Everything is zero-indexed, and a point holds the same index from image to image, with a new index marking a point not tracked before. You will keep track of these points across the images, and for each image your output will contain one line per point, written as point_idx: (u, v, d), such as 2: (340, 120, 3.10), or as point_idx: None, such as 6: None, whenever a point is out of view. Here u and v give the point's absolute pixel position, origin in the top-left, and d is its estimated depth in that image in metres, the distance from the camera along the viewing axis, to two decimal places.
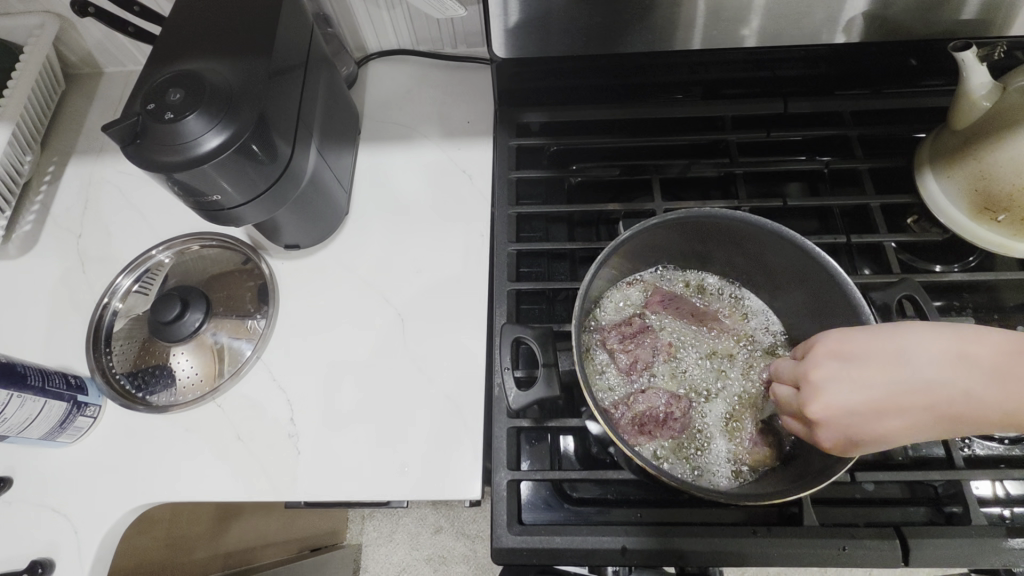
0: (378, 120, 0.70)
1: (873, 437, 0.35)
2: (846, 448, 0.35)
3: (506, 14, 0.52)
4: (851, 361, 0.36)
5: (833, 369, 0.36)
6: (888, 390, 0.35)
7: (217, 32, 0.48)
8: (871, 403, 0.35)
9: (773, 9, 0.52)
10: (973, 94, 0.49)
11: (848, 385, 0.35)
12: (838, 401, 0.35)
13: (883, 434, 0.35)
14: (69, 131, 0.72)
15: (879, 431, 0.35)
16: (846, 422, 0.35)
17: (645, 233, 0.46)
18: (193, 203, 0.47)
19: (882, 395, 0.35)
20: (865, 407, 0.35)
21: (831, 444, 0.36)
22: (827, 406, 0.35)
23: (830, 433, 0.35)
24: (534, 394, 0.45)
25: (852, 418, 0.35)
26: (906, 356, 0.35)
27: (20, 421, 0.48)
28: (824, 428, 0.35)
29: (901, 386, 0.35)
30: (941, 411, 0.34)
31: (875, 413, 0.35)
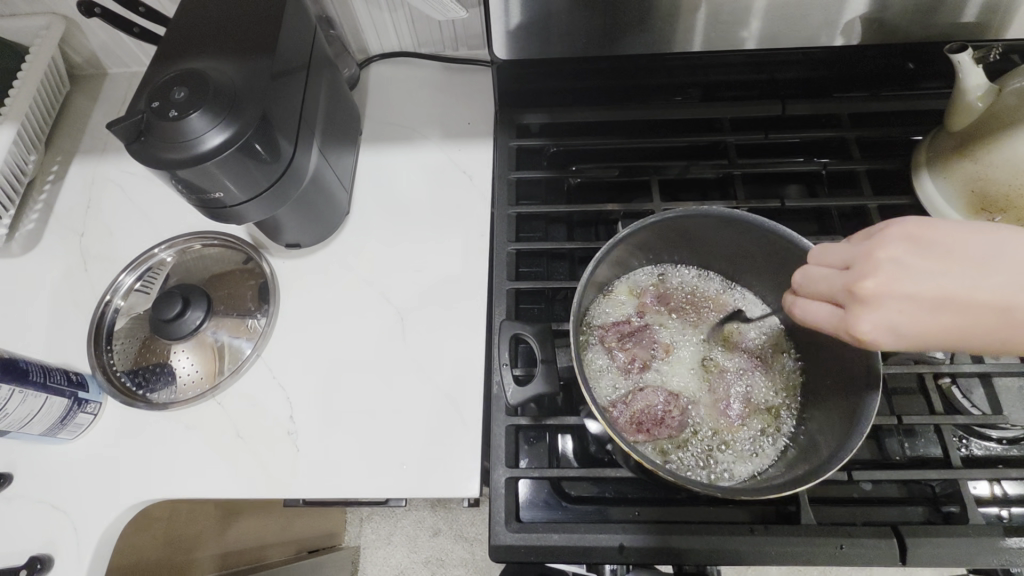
0: (380, 121, 0.71)
1: (913, 328, 0.35)
2: (881, 336, 0.36)
3: (508, 15, 0.53)
4: (918, 255, 0.36)
5: (900, 256, 0.36)
6: (944, 289, 0.35)
7: (221, 33, 0.49)
8: (923, 298, 0.35)
9: (770, 12, 0.53)
10: (969, 95, 0.50)
11: (907, 276, 0.35)
12: (894, 289, 0.35)
13: (921, 328, 0.35)
14: (73, 131, 0.72)
15: (919, 327, 0.35)
16: (892, 310, 0.35)
17: (644, 232, 0.46)
18: (197, 200, 0.47)
19: (937, 293, 0.35)
20: (914, 300, 0.35)
21: (868, 333, 0.36)
22: (881, 289, 0.35)
23: (870, 320, 0.36)
24: (532, 391, 0.45)
25: (899, 308, 0.35)
26: (978, 262, 0.35)
27: (21, 417, 0.48)
28: (867, 314, 0.36)
29: (961, 287, 0.35)
30: (993, 321, 0.34)
31: (924, 307, 0.35)
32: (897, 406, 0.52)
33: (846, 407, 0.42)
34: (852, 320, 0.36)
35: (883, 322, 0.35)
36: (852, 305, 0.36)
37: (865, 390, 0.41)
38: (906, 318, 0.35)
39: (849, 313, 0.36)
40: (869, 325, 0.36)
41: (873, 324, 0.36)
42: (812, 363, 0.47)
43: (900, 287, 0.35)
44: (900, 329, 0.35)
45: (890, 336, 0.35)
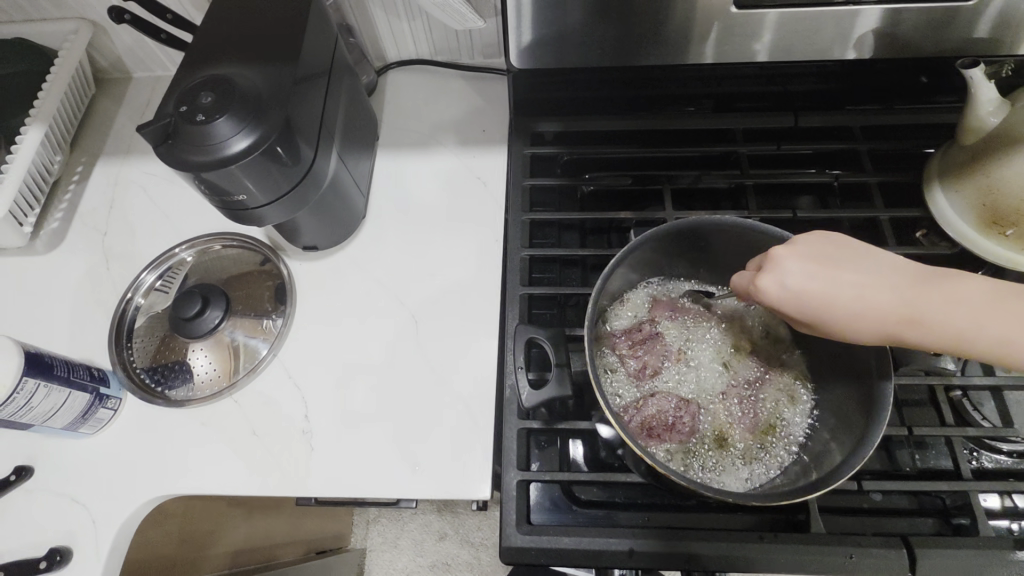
0: (396, 127, 0.72)
1: (802, 289, 0.40)
2: (777, 291, 0.41)
3: (518, 34, 0.55)
4: (823, 242, 0.42)
5: (809, 238, 0.42)
6: (828, 266, 0.40)
7: (246, 39, 0.50)
8: (817, 267, 0.40)
9: (782, 27, 0.53)
10: (980, 111, 0.50)
11: (808, 250, 0.41)
12: (796, 254, 0.41)
13: (802, 295, 0.40)
14: (98, 133, 0.74)
15: (807, 290, 0.40)
16: (790, 270, 0.40)
17: (657, 240, 0.47)
18: (219, 203, 0.49)
19: (826, 265, 0.40)
20: (810, 267, 0.40)
21: (769, 287, 0.41)
22: (787, 256, 0.41)
23: (772, 277, 0.41)
24: (546, 394, 0.46)
25: (796, 269, 0.40)
26: (861, 255, 0.41)
27: (45, 410, 0.50)
28: (771, 271, 0.41)
29: (843, 268, 0.40)
30: (856, 299, 0.39)
31: (817, 274, 0.40)
32: (908, 418, 0.52)
33: (858, 416, 0.43)
34: (758, 276, 0.42)
35: (780, 280, 0.41)
36: (762, 267, 0.42)
37: (878, 398, 0.41)
38: (797, 281, 0.40)
39: (757, 273, 0.42)
40: (770, 280, 0.41)
41: (774, 280, 0.41)
42: (824, 372, 0.48)
43: (799, 254, 0.41)
44: (792, 289, 0.40)
45: (784, 293, 0.40)
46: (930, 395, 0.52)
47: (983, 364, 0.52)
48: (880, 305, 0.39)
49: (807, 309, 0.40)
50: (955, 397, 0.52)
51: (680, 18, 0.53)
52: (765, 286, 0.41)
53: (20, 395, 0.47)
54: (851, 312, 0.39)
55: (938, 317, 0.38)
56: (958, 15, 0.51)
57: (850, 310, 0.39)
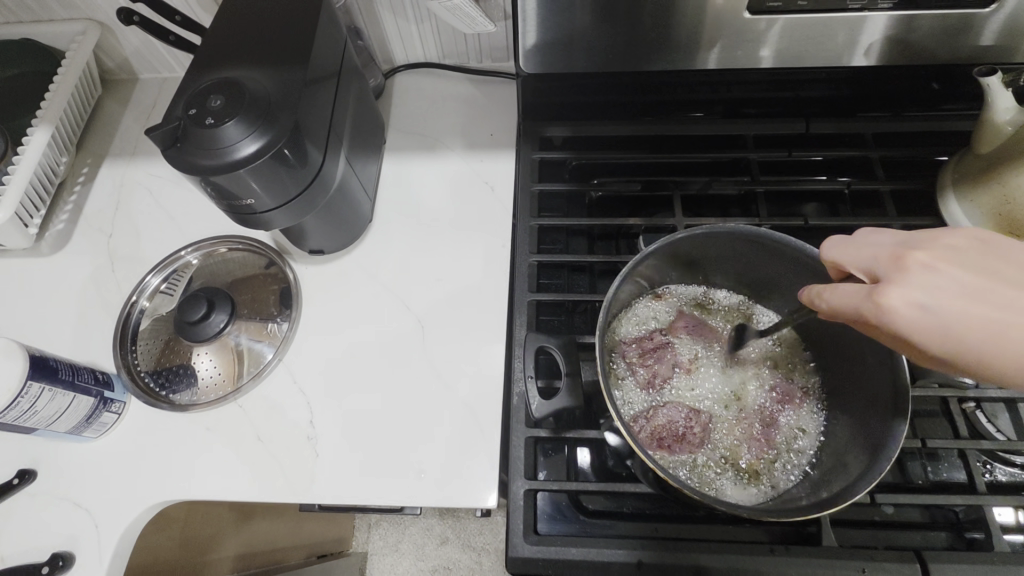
0: (403, 130, 0.72)
1: (951, 310, 0.32)
2: (914, 308, 0.33)
3: (524, 35, 0.54)
4: (968, 255, 0.34)
5: (955, 243, 0.34)
6: (978, 282, 0.33)
7: (256, 42, 0.50)
8: (973, 284, 0.33)
9: (794, 33, 0.52)
10: (996, 119, 0.50)
11: (956, 261, 0.34)
12: (936, 266, 0.33)
13: (947, 317, 0.32)
14: (105, 134, 0.74)
15: (954, 310, 0.32)
16: (929, 284, 0.33)
17: (668, 248, 0.47)
18: (227, 206, 0.48)
19: (979, 284, 0.33)
20: (963, 284, 0.33)
21: (900, 304, 0.33)
22: (921, 268, 0.33)
23: (903, 292, 0.33)
24: (557, 404, 0.46)
25: (943, 285, 0.33)
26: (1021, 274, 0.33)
27: (49, 414, 0.49)
28: (902, 285, 0.33)
29: (1005, 289, 0.32)
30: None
31: (970, 294, 0.32)
32: (919, 429, 0.51)
33: (874, 429, 0.42)
34: (882, 288, 0.34)
35: (916, 297, 0.33)
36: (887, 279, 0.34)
37: (897, 410, 0.41)
38: (939, 297, 0.32)
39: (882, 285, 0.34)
40: (902, 297, 0.33)
41: (908, 296, 0.33)
42: (838, 384, 0.47)
43: (944, 268, 0.33)
44: (934, 308, 0.32)
45: (922, 313, 0.32)
46: (943, 407, 0.51)
47: None
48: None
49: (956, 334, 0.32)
50: (968, 409, 0.51)
51: (691, 23, 0.52)
52: (895, 300, 0.33)
53: (25, 399, 0.46)
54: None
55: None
56: (973, 22, 0.51)
57: (1022, 345, 0.31)
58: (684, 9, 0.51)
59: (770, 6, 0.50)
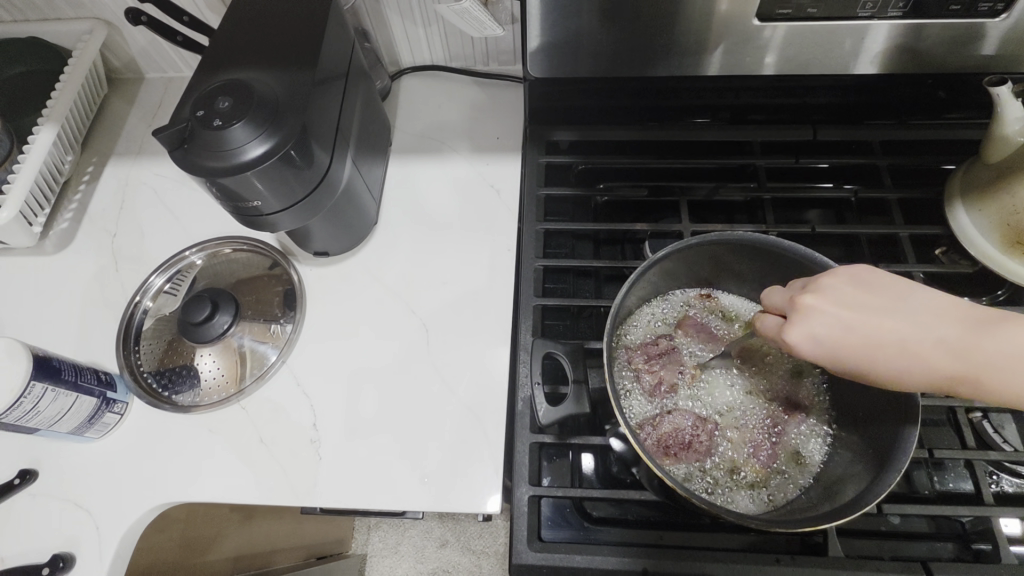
0: (409, 132, 0.72)
1: (838, 343, 0.36)
2: (808, 345, 0.36)
3: (530, 35, 0.54)
4: (855, 285, 0.37)
5: (840, 281, 0.37)
6: (864, 314, 0.36)
7: (265, 43, 0.50)
8: (857, 319, 0.36)
9: (801, 41, 0.52)
10: (1007, 127, 0.49)
11: (842, 299, 0.36)
12: (827, 301, 0.36)
13: (835, 349, 0.36)
14: (110, 133, 0.74)
15: (842, 343, 0.36)
16: (819, 322, 0.36)
17: (677, 254, 0.47)
18: (232, 208, 0.48)
19: (863, 316, 0.36)
20: (846, 317, 0.36)
21: (797, 341, 0.36)
22: (815, 304, 0.36)
23: (801, 329, 0.36)
24: (564, 411, 0.46)
25: (830, 321, 0.36)
26: (904, 301, 0.36)
27: (52, 414, 0.49)
28: (799, 323, 0.36)
29: (882, 317, 0.36)
30: (902, 353, 0.35)
31: (852, 326, 0.36)
32: (926, 439, 0.51)
33: (882, 441, 0.42)
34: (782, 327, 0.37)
35: (811, 334, 0.36)
36: (789, 317, 0.37)
37: (905, 421, 0.40)
38: (832, 333, 0.36)
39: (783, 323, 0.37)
40: (798, 334, 0.36)
41: (804, 333, 0.36)
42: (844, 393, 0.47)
43: (831, 304, 0.36)
44: (825, 343, 0.36)
45: (816, 347, 0.36)
46: (950, 417, 0.51)
47: None
48: (930, 359, 0.35)
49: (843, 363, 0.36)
50: (975, 419, 0.51)
51: (698, 29, 0.52)
52: (793, 339, 0.36)
53: (28, 400, 0.46)
54: (890, 367, 0.36)
55: (998, 371, 0.34)
56: (983, 31, 0.50)
57: (888, 362, 0.36)
58: (691, 14, 0.51)
59: (778, 13, 0.50)
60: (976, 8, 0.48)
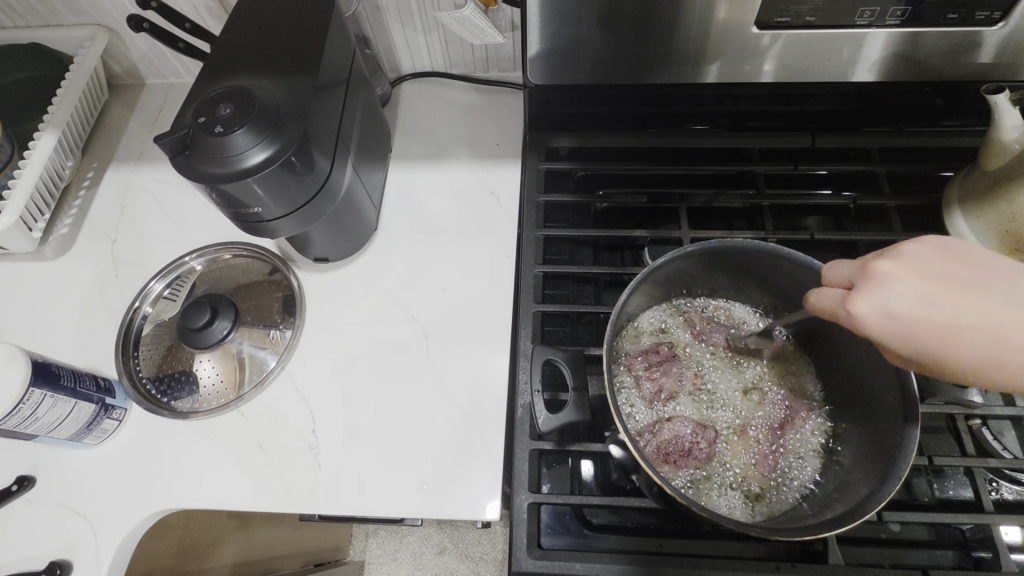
0: (409, 139, 0.72)
1: (915, 319, 0.34)
2: (883, 318, 0.34)
3: (532, 42, 0.54)
4: (934, 261, 0.36)
5: (922, 255, 0.36)
6: (947, 291, 0.34)
7: (265, 50, 0.50)
8: (940, 296, 0.34)
9: (800, 49, 0.53)
10: (1005, 137, 0.49)
11: (924, 273, 0.35)
12: (908, 273, 0.35)
13: (913, 324, 0.34)
14: (111, 139, 0.74)
15: (920, 320, 0.34)
16: (899, 295, 0.34)
17: (677, 261, 0.47)
18: (233, 214, 0.48)
19: (946, 294, 0.34)
20: (928, 292, 0.34)
21: (869, 313, 0.34)
22: (894, 275, 0.35)
23: (875, 300, 0.34)
24: (563, 418, 0.46)
25: (910, 295, 0.34)
26: (990, 282, 0.35)
27: (50, 420, 0.49)
28: (876, 293, 0.34)
29: (968, 295, 0.34)
30: (987, 338, 0.34)
31: (934, 301, 0.34)
32: (925, 446, 0.51)
33: (881, 450, 0.42)
34: (856, 296, 0.35)
35: (887, 305, 0.34)
36: (862, 286, 0.35)
37: (905, 430, 0.40)
38: (911, 306, 0.34)
39: (853, 292, 0.35)
40: (873, 304, 0.34)
41: (877, 305, 0.34)
42: (845, 401, 0.47)
43: (912, 278, 0.34)
44: (900, 319, 0.34)
45: (890, 321, 0.34)
46: (949, 424, 0.51)
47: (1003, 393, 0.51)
48: (1015, 347, 0.33)
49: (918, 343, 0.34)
50: (975, 427, 0.51)
51: (697, 37, 0.52)
52: (866, 310, 0.34)
53: (27, 406, 0.46)
54: (970, 351, 0.34)
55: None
56: (980, 40, 0.51)
57: (969, 346, 0.34)
58: (691, 22, 0.51)
59: (777, 21, 0.50)
60: (973, 17, 0.49)
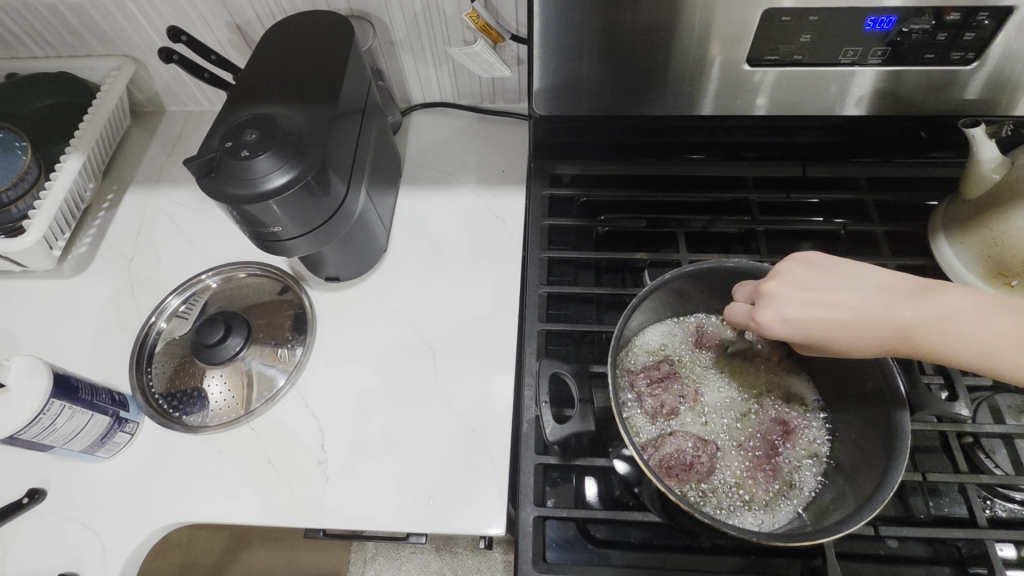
0: (418, 165, 0.75)
1: (803, 319, 0.41)
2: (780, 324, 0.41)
3: (535, 77, 0.58)
4: (806, 266, 0.43)
5: (792, 266, 0.43)
6: (818, 291, 0.41)
7: (289, 82, 0.53)
8: (813, 298, 0.41)
9: (789, 84, 0.56)
10: (983, 167, 0.53)
11: (797, 280, 0.42)
12: (789, 284, 0.42)
13: (798, 325, 0.41)
14: (131, 163, 0.77)
15: (806, 319, 0.40)
16: (787, 303, 0.41)
17: (679, 281, 0.49)
18: (253, 233, 0.50)
19: (818, 293, 0.41)
20: (805, 294, 0.41)
21: (770, 322, 0.41)
22: (778, 288, 0.42)
23: (770, 310, 0.41)
24: (570, 429, 0.47)
25: (792, 302, 0.41)
26: (851, 275, 0.41)
27: (66, 432, 0.50)
28: (768, 306, 0.42)
29: (832, 289, 0.41)
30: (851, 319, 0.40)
31: (810, 300, 0.41)
32: (920, 464, 0.52)
33: (874, 464, 0.43)
34: (757, 310, 0.42)
35: (779, 313, 0.41)
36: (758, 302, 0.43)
37: (897, 443, 0.42)
38: (797, 310, 0.41)
39: (753, 308, 0.43)
40: (769, 314, 0.41)
41: (773, 314, 0.41)
42: (841, 417, 0.49)
43: (789, 286, 0.42)
44: (790, 321, 0.41)
45: (785, 325, 0.41)
46: (941, 442, 0.53)
47: (993, 412, 0.53)
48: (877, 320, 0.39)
49: (810, 337, 0.41)
50: (967, 445, 0.52)
51: (692, 72, 0.56)
52: (765, 320, 0.41)
53: (46, 416, 0.48)
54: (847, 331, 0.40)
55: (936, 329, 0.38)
56: (957, 78, 0.54)
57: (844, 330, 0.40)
58: (685, 59, 0.55)
59: (767, 59, 0.54)
60: (950, 56, 0.53)
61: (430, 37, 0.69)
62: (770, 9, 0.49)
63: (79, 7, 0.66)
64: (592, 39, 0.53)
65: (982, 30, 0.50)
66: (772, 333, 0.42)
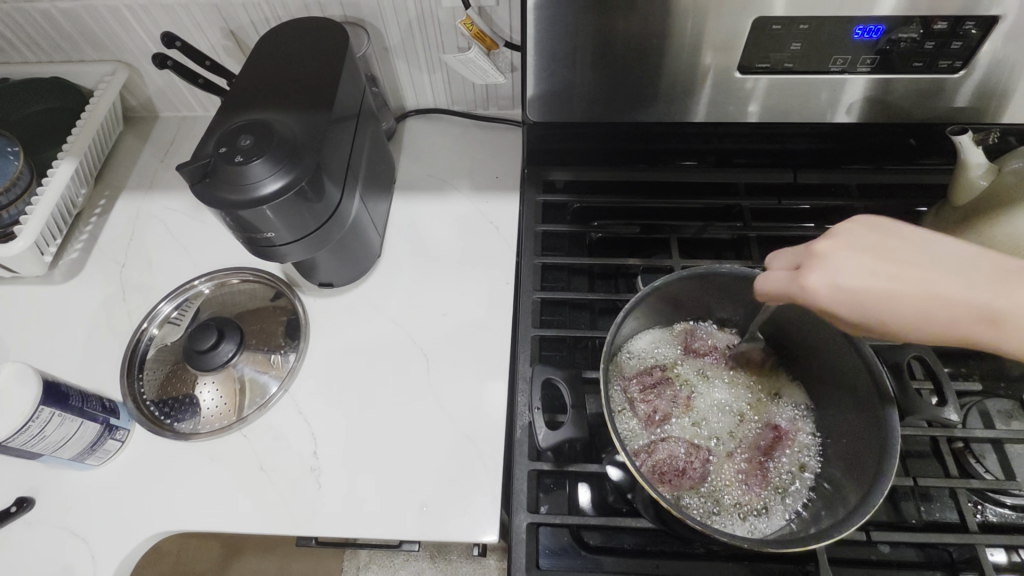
0: (412, 171, 0.75)
1: (860, 288, 0.37)
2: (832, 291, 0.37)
3: (528, 83, 0.58)
4: (868, 231, 0.39)
5: (854, 229, 0.39)
6: (883, 259, 0.37)
7: (283, 88, 0.53)
8: (874, 263, 0.37)
9: (780, 92, 0.56)
10: (972, 174, 0.54)
11: (854, 244, 0.38)
12: (848, 248, 0.38)
13: (854, 293, 0.37)
14: (123, 168, 0.77)
15: (864, 288, 0.37)
16: (842, 268, 0.37)
17: (670, 287, 0.50)
18: (246, 238, 0.50)
19: (885, 260, 0.37)
20: (868, 262, 0.37)
21: (819, 285, 0.37)
22: (836, 252, 0.38)
23: (820, 275, 0.37)
24: (563, 435, 0.47)
25: (850, 267, 0.37)
26: (920, 246, 0.38)
27: (56, 439, 0.50)
28: (819, 267, 0.38)
29: (903, 258, 0.37)
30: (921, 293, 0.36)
31: (875, 267, 0.37)
32: (912, 469, 0.53)
33: (865, 469, 0.44)
34: (804, 273, 0.38)
35: (834, 278, 0.37)
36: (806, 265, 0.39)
37: (887, 449, 0.42)
38: (855, 276, 0.37)
39: (800, 271, 0.39)
40: (818, 278, 0.37)
41: (824, 277, 0.37)
42: (833, 422, 0.49)
43: (848, 250, 0.38)
44: (844, 287, 0.37)
45: (838, 291, 0.37)
46: (933, 447, 0.53)
47: (983, 418, 0.53)
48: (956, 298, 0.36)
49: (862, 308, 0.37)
50: (958, 450, 0.53)
51: (684, 79, 0.56)
52: (817, 284, 0.37)
53: (36, 424, 0.47)
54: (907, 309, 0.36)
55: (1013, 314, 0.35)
56: (945, 86, 0.55)
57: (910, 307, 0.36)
58: (676, 67, 0.55)
59: (757, 66, 0.54)
60: (937, 65, 0.53)
61: (424, 44, 0.70)
62: (760, 18, 0.50)
63: (73, 12, 0.66)
64: (584, 46, 0.54)
65: (968, 39, 0.51)
66: (818, 301, 0.38)
